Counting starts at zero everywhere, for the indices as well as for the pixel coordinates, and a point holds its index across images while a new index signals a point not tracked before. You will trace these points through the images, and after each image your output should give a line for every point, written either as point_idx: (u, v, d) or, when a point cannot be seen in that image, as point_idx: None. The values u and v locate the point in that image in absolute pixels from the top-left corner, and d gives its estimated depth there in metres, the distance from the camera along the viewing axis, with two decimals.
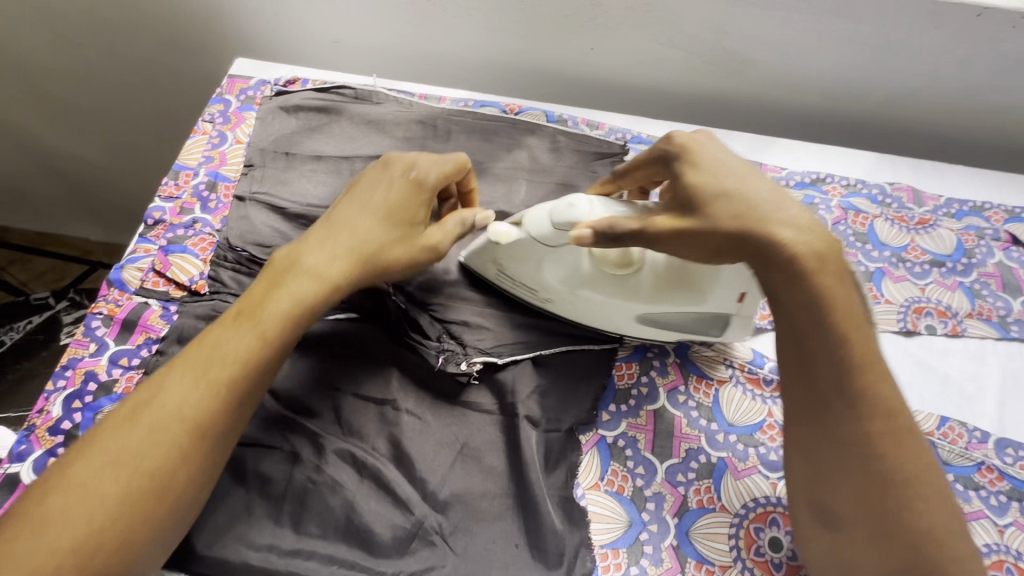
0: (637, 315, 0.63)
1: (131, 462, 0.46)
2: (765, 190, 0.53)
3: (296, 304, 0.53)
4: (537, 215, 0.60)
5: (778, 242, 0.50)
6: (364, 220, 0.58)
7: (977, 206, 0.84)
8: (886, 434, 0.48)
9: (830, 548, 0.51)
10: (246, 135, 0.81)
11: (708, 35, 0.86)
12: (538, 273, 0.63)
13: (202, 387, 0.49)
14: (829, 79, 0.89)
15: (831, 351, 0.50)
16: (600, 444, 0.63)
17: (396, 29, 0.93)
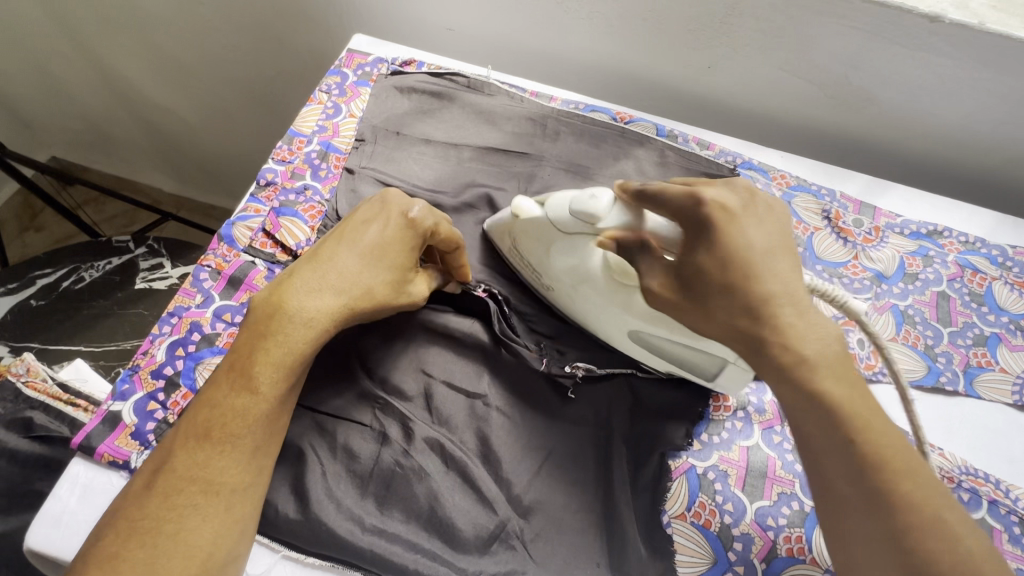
0: (628, 331, 0.60)
1: (172, 487, 0.47)
2: (766, 290, 0.47)
3: (289, 352, 0.51)
4: (559, 200, 0.60)
5: (795, 353, 0.46)
6: (353, 263, 0.55)
7: None
8: (931, 535, 0.40)
9: None
10: (360, 109, 0.81)
11: (837, 68, 0.83)
12: (546, 259, 0.63)
13: (226, 406, 0.50)
14: (958, 128, 0.85)
15: (829, 439, 0.44)
16: (690, 473, 0.60)
17: (513, 23, 0.93)
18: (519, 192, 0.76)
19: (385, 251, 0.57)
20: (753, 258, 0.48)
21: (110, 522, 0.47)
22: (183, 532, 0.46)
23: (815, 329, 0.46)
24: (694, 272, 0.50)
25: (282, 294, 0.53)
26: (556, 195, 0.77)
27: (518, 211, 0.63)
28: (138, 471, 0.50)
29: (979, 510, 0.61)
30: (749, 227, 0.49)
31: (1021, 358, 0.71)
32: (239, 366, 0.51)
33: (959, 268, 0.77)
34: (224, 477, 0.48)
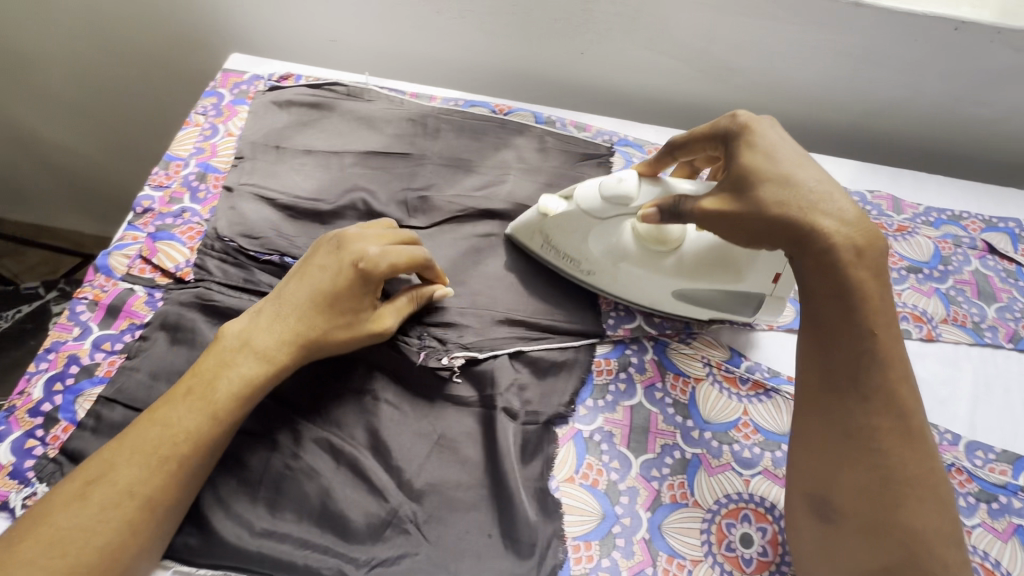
0: (672, 292, 0.68)
1: (110, 499, 0.49)
2: (813, 180, 0.55)
3: (246, 386, 0.56)
4: (587, 189, 0.66)
5: (820, 230, 0.54)
6: (308, 303, 0.60)
7: (955, 215, 0.86)
8: (894, 437, 0.53)
9: (819, 540, 0.54)
10: (238, 128, 0.82)
11: (696, 42, 0.88)
12: (583, 245, 0.69)
13: (182, 429, 0.53)
14: (815, 89, 0.91)
15: (857, 339, 0.54)
16: (576, 438, 0.63)
17: (391, 29, 0.95)
18: (400, 190, 0.78)
19: (339, 297, 0.60)
20: (782, 156, 0.56)
21: (24, 522, 0.48)
22: (115, 544, 0.48)
23: (834, 213, 0.54)
24: (741, 172, 0.57)
25: (251, 332, 0.59)
26: (437, 190, 0.79)
27: (550, 208, 0.68)
28: (65, 478, 0.51)
29: None
30: (772, 133, 0.59)
31: None
32: (199, 391, 0.55)
33: None
34: (162, 496, 0.51)
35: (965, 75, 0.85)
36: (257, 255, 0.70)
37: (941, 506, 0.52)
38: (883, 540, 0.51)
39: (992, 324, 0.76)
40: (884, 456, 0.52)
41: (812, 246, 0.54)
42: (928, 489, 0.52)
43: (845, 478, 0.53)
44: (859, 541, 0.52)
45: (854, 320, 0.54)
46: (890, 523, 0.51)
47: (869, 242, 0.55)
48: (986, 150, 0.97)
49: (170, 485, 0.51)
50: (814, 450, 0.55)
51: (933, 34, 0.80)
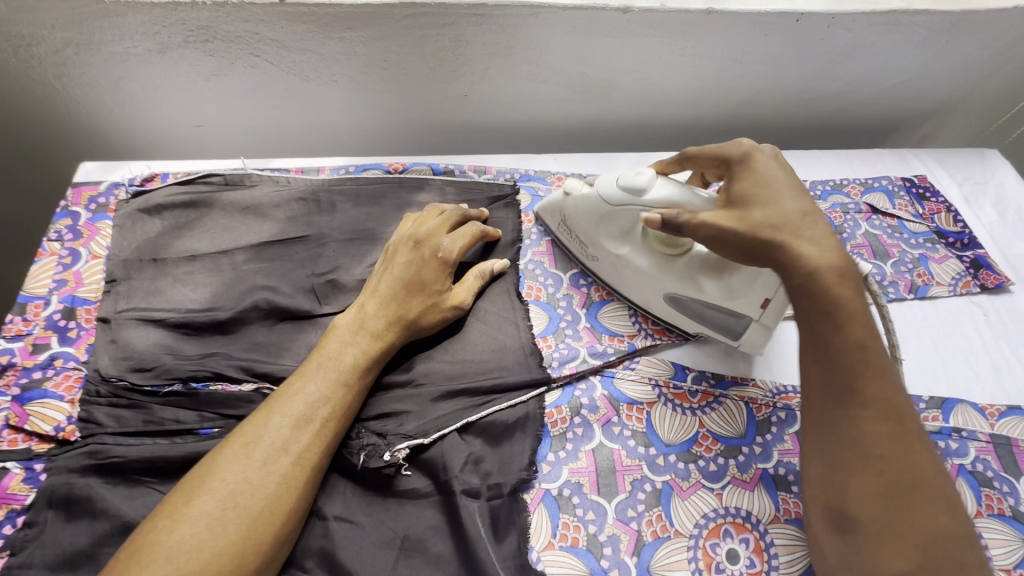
0: (666, 294, 0.70)
1: (268, 454, 0.52)
2: (796, 208, 0.58)
3: (366, 356, 0.60)
4: (607, 181, 0.69)
5: (800, 260, 0.56)
6: (399, 288, 0.65)
7: (838, 184, 0.93)
8: (901, 440, 0.51)
9: (851, 554, 0.51)
10: (104, 247, 0.73)
11: (572, 67, 0.89)
12: (594, 231, 0.73)
13: (318, 395, 0.56)
14: (690, 91, 0.96)
15: (838, 348, 0.53)
16: (546, 498, 0.61)
17: (260, 104, 0.89)
18: (305, 278, 0.72)
19: (426, 281, 0.66)
20: (779, 187, 0.60)
21: (187, 483, 0.50)
22: (273, 500, 0.50)
23: (814, 241, 0.56)
24: (740, 190, 0.61)
25: (363, 316, 0.63)
26: (346, 269, 0.74)
27: (575, 189, 0.73)
28: (215, 446, 0.53)
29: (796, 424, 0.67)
30: (774, 162, 0.62)
31: None
32: (329, 363, 0.59)
33: None
34: (311, 455, 0.53)
35: (817, 57, 0.92)
36: (154, 389, 0.62)
37: (951, 503, 0.50)
38: (900, 546, 0.48)
39: (892, 279, 0.82)
40: (884, 462, 0.50)
41: (795, 268, 0.56)
42: (941, 492, 0.49)
43: (855, 485, 0.51)
44: (878, 553, 0.49)
45: (835, 329, 0.54)
46: (901, 529, 0.49)
47: (845, 263, 0.56)
48: (845, 117, 1.06)
49: (317, 445, 0.54)
50: (825, 459, 0.54)
51: (781, 27, 0.85)
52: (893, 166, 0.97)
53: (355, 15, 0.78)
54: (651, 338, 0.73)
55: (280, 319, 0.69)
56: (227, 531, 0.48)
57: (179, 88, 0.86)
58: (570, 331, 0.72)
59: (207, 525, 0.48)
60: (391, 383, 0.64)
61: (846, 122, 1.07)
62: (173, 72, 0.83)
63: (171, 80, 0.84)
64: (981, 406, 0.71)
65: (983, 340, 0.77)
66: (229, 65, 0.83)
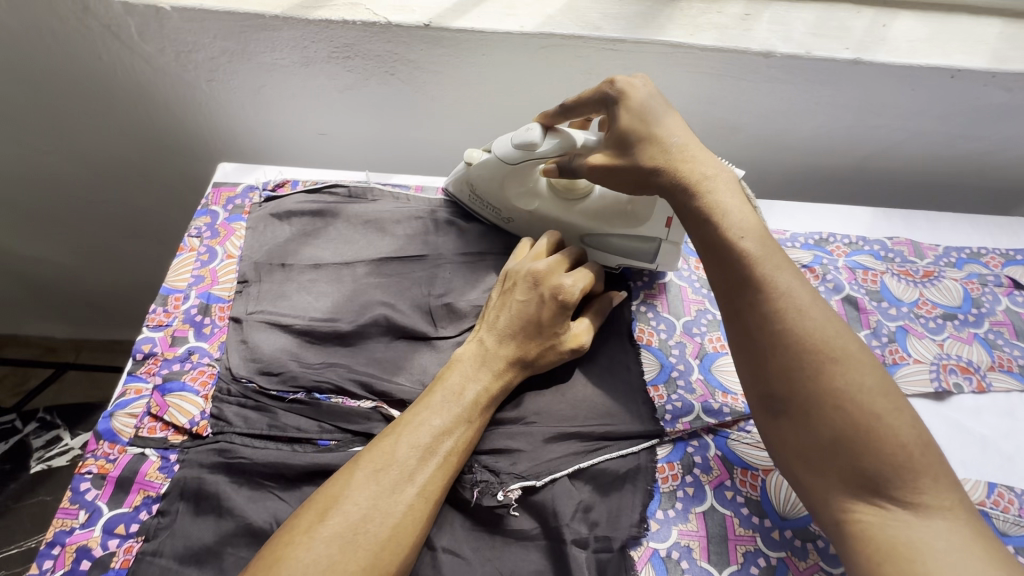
0: (580, 236, 0.76)
1: (396, 482, 0.53)
2: (677, 140, 0.62)
3: (484, 393, 0.60)
4: (501, 143, 0.73)
5: (681, 176, 0.60)
6: (517, 325, 0.64)
7: (974, 252, 0.86)
8: (795, 318, 0.53)
9: (789, 435, 0.53)
10: (237, 247, 0.76)
11: (698, 106, 0.87)
12: (503, 193, 0.76)
13: (440, 427, 0.57)
14: (816, 139, 0.91)
15: (725, 242, 0.57)
16: (654, 559, 0.59)
17: (385, 119, 0.92)
18: (422, 297, 0.73)
19: (545, 321, 0.65)
20: (653, 118, 0.63)
21: (320, 501, 0.52)
22: (401, 528, 0.51)
23: (694, 159, 0.61)
24: (622, 132, 0.63)
25: (482, 352, 0.63)
26: (460, 293, 0.74)
27: (474, 156, 0.77)
28: (345, 466, 0.54)
29: None
30: (646, 94, 0.65)
31: (927, 345, 0.75)
32: (451, 395, 0.59)
33: (851, 271, 0.82)
34: (433, 485, 0.54)
35: (964, 115, 0.86)
36: (280, 394, 0.64)
37: (859, 359, 0.52)
38: (826, 412, 0.50)
39: None
40: (784, 338, 0.53)
41: (675, 187, 0.60)
42: (849, 352, 0.52)
43: (774, 368, 0.53)
44: (809, 426, 0.51)
45: (720, 224, 0.57)
46: (821, 396, 0.51)
47: (716, 172, 0.60)
48: (982, 179, 0.99)
49: (440, 478, 0.55)
50: (744, 354, 0.56)
51: (932, 82, 0.81)
52: None
53: (492, 42, 0.79)
54: None
55: (397, 337, 0.70)
56: (358, 556, 0.48)
57: (312, 98, 0.89)
58: (683, 383, 0.70)
59: (340, 547, 0.48)
60: (504, 419, 0.64)
61: (982, 183, 1.00)
62: (310, 83, 0.87)
63: (307, 91, 0.88)
64: None
65: None
66: (363, 81, 0.86)
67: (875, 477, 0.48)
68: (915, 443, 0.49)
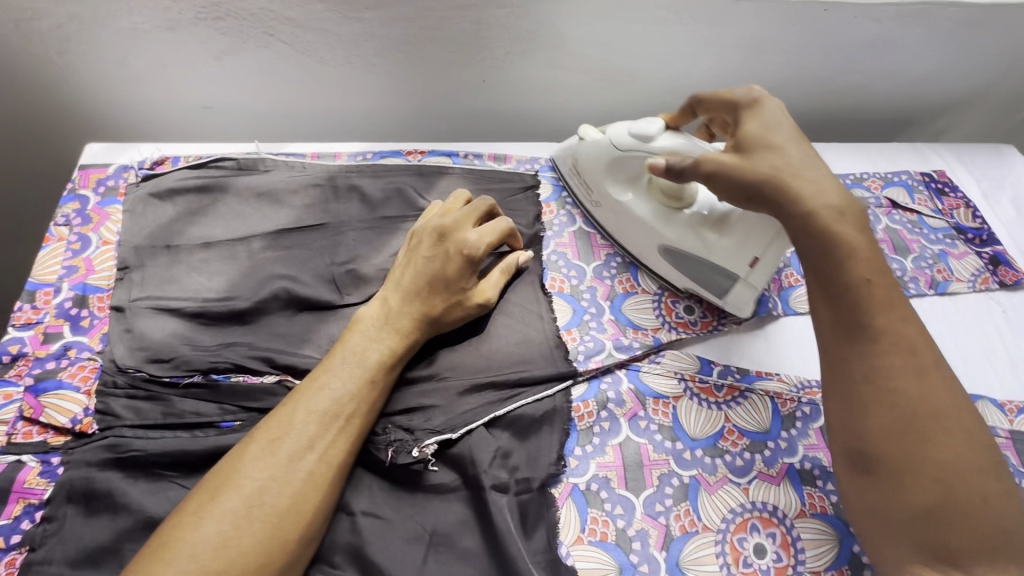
0: (660, 245, 0.73)
1: (295, 451, 0.51)
2: (800, 153, 0.61)
3: (388, 353, 0.59)
4: (617, 129, 0.72)
5: (794, 195, 0.58)
6: (423, 282, 0.63)
7: (858, 178, 0.92)
8: (899, 369, 0.54)
9: (873, 495, 0.53)
10: (114, 232, 0.70)
11: (595, 53, 0.86)
12: (601, 178, 0.76)
13: (343, 392, 0.55)
14: (712, 81, 0.94)
15: (869, 287, 0.56)
16: (574, 493, 0.60)
17: (273, 86, 0.87)
18: (325, 267, 0.70)
19: (451, 277, 0.64)
20: (780, 134, 0.62)
21: (213, 480, 0.49)
22: (302, 496, 0.49)
23: (812, 180, 0.59)
24: (744, 136, 0.63)
25: (383, 311, 0.62)
26: (366, 259, 0.72)
27: (591, 135, 0.77)
28: (241, 443, 0.52)
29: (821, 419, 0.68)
30: (778, 111, 0.64)
31: None
32: (352, 359, 0.57)
33: None
34: (335, 451, 0.52)
35: (841, 48, 0.91)
36: (173, 380, 0.60)
37: (968, 435, 0.52)
38: (918, 481, 0.51)
39: (912, 275, 0.82)
40: (910, 396, 0.53)
41: (795, 210, 0.58)
42: (953, 418, 0.53)
43: (874, 427, 0.53)
44: (900, 487, 0.51)
45: (845, 271, 0.56)
46: (925, 459, 0.51)
47: (846, 203, 0.58)
48: (865, 112, 1.05)
49: (342, 443, 0.53)
50: (840, 403, 0.56)
51: (808, 17, 0.84)
52: (913, 160, 0.96)
53: None
54: (676, 332, 0.72)
55: (301, 309, 0.67)
56: (252, 530, 0.46)
57: (187, 67, 0.83)
58: (595, 325, 0.72)
59: (233, 523, 0.46)
60: (417, 378, 0.64)
61: (865, 115, 1.06)
62: (182, 50, 0.80)
63: (179, 59, 0.81)
64: (1000, 402, 0.72)
65: (1002, 338, 0.78)
66: (241, 44, 0.80)
67: (948, 544, 0.49)
68: (1009, 524, 0.50)
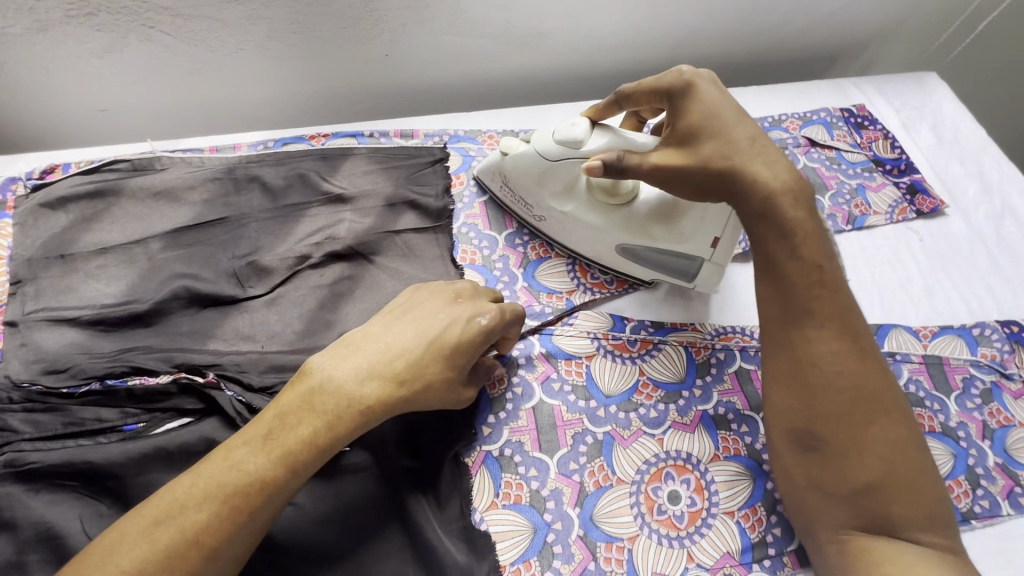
0: (616, 246, 0.70)
1: (176, 541, 0.45)
2: (746, 135, 0.58)
3: (328, 433, 0.51)
4: (542, 137, 0.68)
5: (755, 180, 0.56)
6: (408, 341, 0.56)
7: (776, 119, 0.91)
8: (849, 353, 0.53)
9: (816, 473, 0.53)
10: (5, 247, 0.69)
11: (496, 15, 0.84)
12: (538, 189, 0.72)
13: (256, 475, 0.48)
14: (624, 34, 0.91)
15: (815, 274, 0.54)
16: (488, 460, 0.61)
17: (168, 80, 0.84)
18: (226, 261, 0.69)
19: (448, 348, 0.56)
20: (724, 116, 0.59)
21: (84, 558, 0.44)
22: None
23: (767, 162, 0.57)
24: (686, 129, 0.59)
25: (337, 379, 0.53)
26: (268, 249, 0.70)
27: (512, 148, 0.72)
28: (127, 515, 0.46)
29: (735, 363, 0.68)
30: (717, 92, 0.60)
31: None
32: (280, 436, 0.50)
33: None
34: (226, 544, 0.46)
35: None
36: (70, 390, 0.60)
37: (902, 414, 0.53)
38: (863, 458, 0.51)
39: (831, 212, 0.81)
40: (854, 378, 0.53)
41: (755, 193, 0.56)
42: (892, 401, 0.53)
43: (822, 409, 0.53)
44: (842, 465, 0.52)
45: (798, 254, 0.55)
46: (867, 440, 0.52)
47: (796, 182, 0.56)
48: (787, 51, 1.03)
49: (239, 532, 0.47)
50: (784, 387, 0.55)
51: None
52: (833, 97, 0.95)
53: None
54: (591, 292, 0.72)
55: (202, 306, 0.66)
56: None
57: (72, 70, 0.80)
58: (508, 293, 0.71)
59: None
60: None
61: (787, 56, 1.05)
62: (61, 52, 0.77)
63: (60, 61, 0.78)
64: (915, 329, 0.73)
65: (918, 266, 0.79)
66: (121, 40, 0.77)
67: (889, 515, 0.50)
68: (937, 497, 0.51)
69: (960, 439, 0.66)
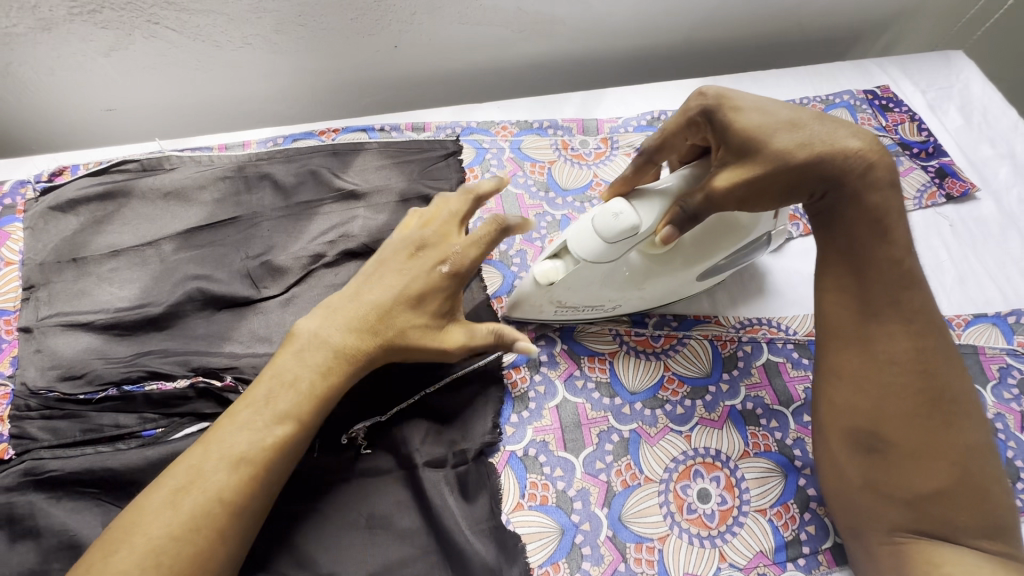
0: (696, 277, 0.63)
1: (199, 504, 0.47)
2: (809, 114, 0.53)
3: (325, 382, 0.53)
4: (587, 245, 0.55)
5: (849, 155, 0.51)
6: (382, 292, 0.57)
7: (797, 104, 0.88)
8: (931, 353, 0.51)
9: (877, 475, 0.51)
10: (15, 251, 0.67)
11: (506, 3, 0.81)
12: (603, 289, 0.60)
13: (265, 435, 0.50)
14: (638, 18, 0.89)
15: (899, 266, 0.52)
16: (512, 460, 0.60)
17: (174, 78, 0.83)
18: (239, 262, 0.68)
19: (422, 295, 0.57)
20: (774, 110, 0.52)
21: (110, 535, 0.46)
22: (205, 557, 0.46)
23: (851, 138, 0.52)
24: (743, 138, 0.51)
25: (323, 333, 0.55)
26: (282, 248, 0.69)
27: (553, 274, 0.58)
28: (148, 489, 0.48)
29: (762, 356, 0.66)
30: (749, 95, 0.54)
31: None
32: (280, 393, 0.52)
33: None
34: (248, 500, 0.49)
35: None
36: (87, 397, 0.59)
37: (979, 419, 0.51)
38: (932, 462, 0.50)
39: None
40: (933, 379, 0.51)
41: (850, 174, 0.51)
42: (970, 405, 0.51)
43: (895, 410, 0.51)
44: (908, 467, 0.50)
45: (885, 248, 0.52)
46: (941, 443, 0.50)
47: (893, 166, 0.53)
48: (807, 32, 1.00)
49: (258, 488, 0.49)
50: (855, 384, 0.53)
51: None
52: (856, 79, 0.92)
53: None
54: None
55: (217, 308, 0.65)
56: None
57: (76, 69, 0.78)
58: None
59: None
60: None
61: (806, 37, 1.01)
62: (66, 51, 0.75)
63: (65, 61, 0.77)
64: (948, 318, 0.71)
65: (949, 253, 0.76)
66: (126, 37, 0.76)
67: (951, 521, 0.49)
68: (1006, 507, 0.50)
69: (997, 431, 0.64)
